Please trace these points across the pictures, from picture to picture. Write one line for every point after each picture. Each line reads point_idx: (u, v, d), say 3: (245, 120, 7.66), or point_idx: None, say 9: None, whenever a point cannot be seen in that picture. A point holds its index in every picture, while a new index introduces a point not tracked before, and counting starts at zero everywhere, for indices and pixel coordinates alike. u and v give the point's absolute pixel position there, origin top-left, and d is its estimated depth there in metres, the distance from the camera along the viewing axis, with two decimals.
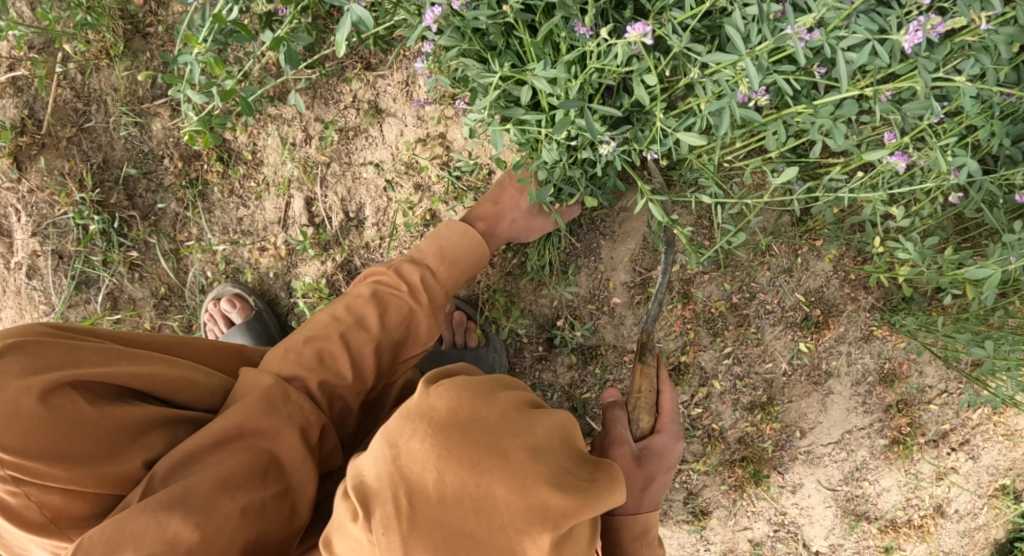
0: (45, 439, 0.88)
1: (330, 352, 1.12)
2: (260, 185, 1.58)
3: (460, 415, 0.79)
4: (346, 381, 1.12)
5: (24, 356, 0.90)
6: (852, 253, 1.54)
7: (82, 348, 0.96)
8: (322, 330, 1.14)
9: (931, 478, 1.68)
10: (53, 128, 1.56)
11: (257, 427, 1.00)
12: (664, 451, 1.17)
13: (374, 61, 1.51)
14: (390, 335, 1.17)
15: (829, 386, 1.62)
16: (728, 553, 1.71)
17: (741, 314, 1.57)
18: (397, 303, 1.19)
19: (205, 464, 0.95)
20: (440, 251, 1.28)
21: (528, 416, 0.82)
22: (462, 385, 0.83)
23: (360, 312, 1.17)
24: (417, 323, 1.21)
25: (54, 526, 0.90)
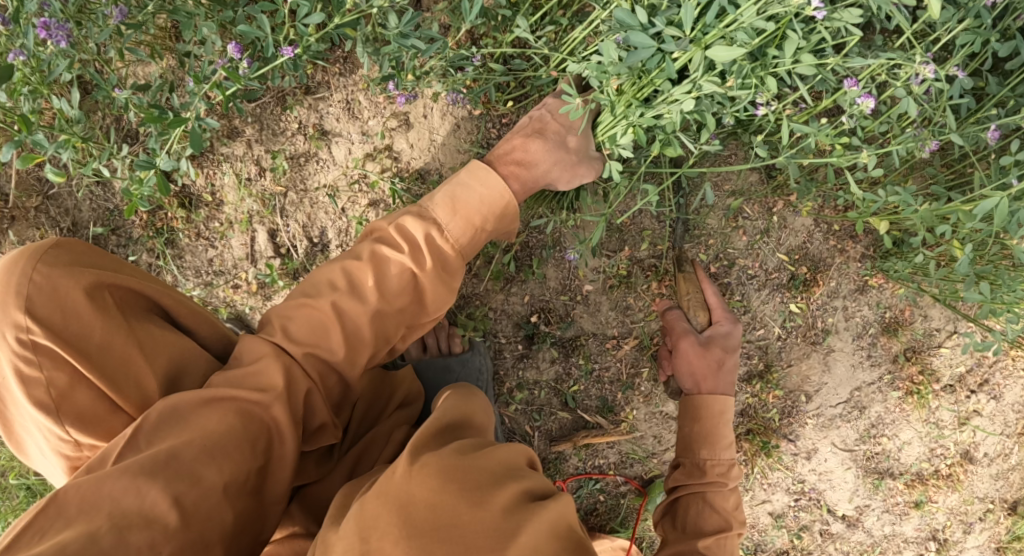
0: (72, 323, 0.94)
1: (323, 322, 1.08)
2: (223, 224, 1.59)
3: (438, 513, 0.75)
4: (337, 355, 1.08)
5: (67, 252, 0.99)
6: (830, 203, 1.47)
7: (116, 263, 1.05)
8: (319, 295, 1.10)
9: (952, 424, 1.61)
10: (20, 200, 1.59)
11: (245, 400, 0.98)
12: (729, 334, 1.35)
13: (313, 83, 1.54)
14: (390, 306, 1.11)
15: (828, 344, 1.55)
16: (749, 530, 1.65)
17: (723, 283, 1.51)
18: (396, 265, 1.12)
19: (192, 422, 0.94)
20: (456, 203, 1.18)
21: (519, 518, 0.77)
22: (449, 477, 0.78)
23: (355, 280, 1.10)
24: (420, 292, 1.13)
25: (52, 407, 0.93)
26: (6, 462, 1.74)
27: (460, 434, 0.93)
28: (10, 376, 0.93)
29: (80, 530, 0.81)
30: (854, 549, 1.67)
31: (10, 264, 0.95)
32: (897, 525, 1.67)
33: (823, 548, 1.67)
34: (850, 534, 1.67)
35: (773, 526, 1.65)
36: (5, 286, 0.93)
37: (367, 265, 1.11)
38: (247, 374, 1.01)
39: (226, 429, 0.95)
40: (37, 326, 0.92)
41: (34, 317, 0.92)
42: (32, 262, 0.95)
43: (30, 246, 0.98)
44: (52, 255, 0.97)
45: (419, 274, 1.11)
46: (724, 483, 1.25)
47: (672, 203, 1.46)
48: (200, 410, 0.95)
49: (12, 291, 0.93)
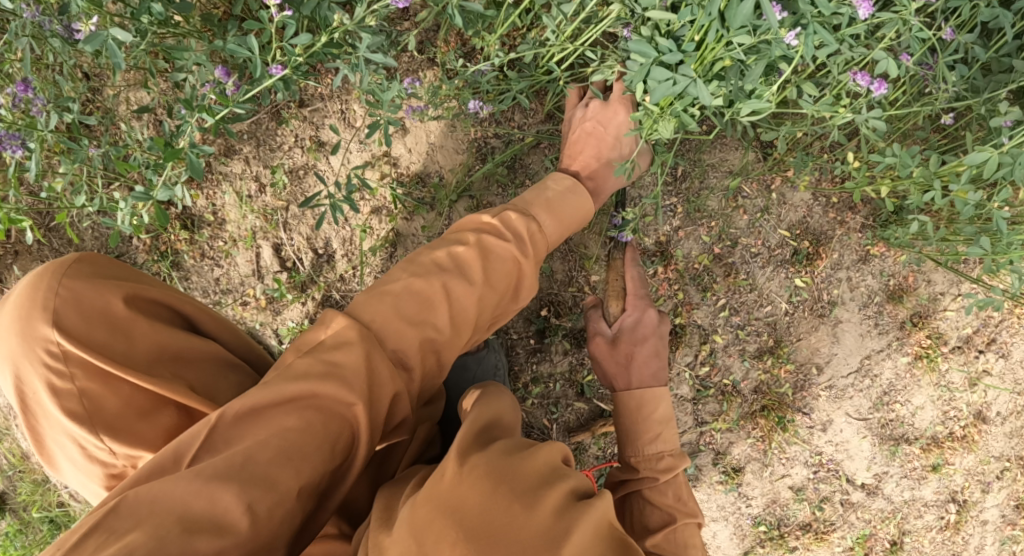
0: (99, 330, 0.97)
1: (433, 299, 1.03)
2: (227, 242, 1.60)
3: (492, 515, 0.77)
4: (443, 335, 1.03)
5: (92, 266, 1.03)
6: (827, 175, 1.48)
7: (139, 278, 1.09)
8: (428, 273, 1.06)
9: (963, 385, 1.63)
10: (22, 235, 1.59)
11: (326, 396, 0.91)
12: (639, 323, 1.31)
13: (307, 96, 1.56)
14: (494, 290, 1.09)
15: (835, 315, 1.57)
16: (771, 506, 1.66)
17: (728, 264, 1.52)
18: (501, 250, 1.11)
19: (268, 421, 0.88)
20: (548, 205, 1.24)
21: (570, 520, 0.78)
22: (499, 481, 0.80)
23: (464, 261, 1.08)
24: (519, 278, 1.12)
25: (85, 416, 0.95)
26: (26, 496, 1.74)
27: (498, 432, 0.94)
28: (41, 389, 0.95)
29: (150, 529, 0.78)
30: (876, 516, 1.69)
31: (37, 280, 0.99)
32: (916, 489, 1.68)
33: (845, 519, 1.68)
34: (871, 502, 1.68)
35: (794, 500, 1.66)
36: (35, 299, 0.97)
37: (475, 248, 1.09)
38: (333, 370, 0.93)
39: (305, 431, 0.89)
40: (66, 334, 0.95)
41: (61, 327, 0.95)
42: (57, 276, 0.99)
43: (53, 263, 1.02)
44: (76, 269, 1.01)
45: (523, 261, 1.12)
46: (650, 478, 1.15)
47: (671, 188, 1.48)
48: (278, 410, 0.89)
49: (42, 304, 0.97)
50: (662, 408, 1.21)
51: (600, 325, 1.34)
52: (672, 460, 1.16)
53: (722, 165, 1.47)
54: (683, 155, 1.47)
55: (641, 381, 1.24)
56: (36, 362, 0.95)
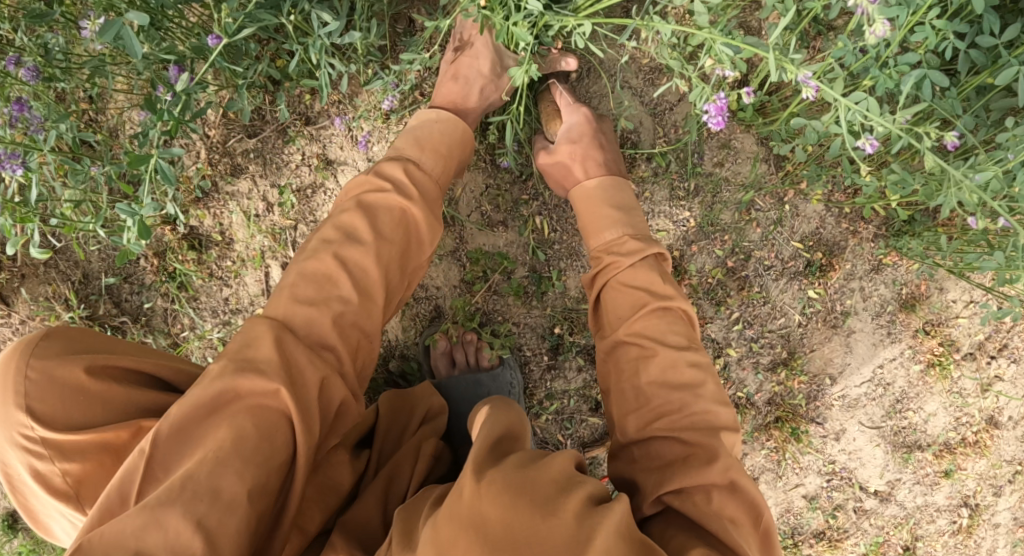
0: (73, 410, 1.00)
1: (329, 273, 1.10)
2: (236, 262, 1.59)
3: (515, 530, 0.78)
4: (352, 304, 1.09)
5: (60, 340, 1.05)
6: (840, 188, 1.47)
7: (114, 343, 1.10)
8: (316, 252, 1.12)
9: (975, 392, 1.63)
10: (28, 258, 1.57)
11: (249, 388, 0.96)
12: (576, 123, 1.33)
13: (313, 113, 1.55)
14: (389, 241, 1.15)
15: (848, 326, 1.56)
16: (785, 514, 1.67)
17: (741, 277, 1.51)
18: (385, 205, 1.16)
19: (203, 437, 0.93)
20: (424, 144, 1.26)
21: (591, 524, 0.79)
22: (517, 493, 0.80)
23: (347, 229, 1.13)
24: (413, 224, 1.18)
25: (73, 494, 0.99)
26: None
27: (507, 437, 0.95)
28: (24, 471, 1.00)
29: None
30: (889, 523, 1.70)
31: (7, 362, 1.01)
32: (928, 495, 1.69)
33: (858, 525, 1.69)
34: (884, 509, 1.69)
35: (808, 509, 1.67)
36: (5, 384, 0.99)
37: (359, 212, 1.15)
38: (248, 365, 0.98)
39: (237, 430, 0.94)
40: (39, 419, 0.98)
41: (36, 410, 0.98)
42: (26, 356, 1.01)
43: (22, 340, 1.03)
44: (44, 346, 1.02)
45: (406, 205, 1.17)
46: (620, 260, 1.17)
47: (684, 201, 1.47)
48: (208, 417, 0.94)
49: (12, 388, 0.99)
50: (621, 196, 1.25)
51: (542, 140, 1.37)
52: (642, 243, 1.18)
53: (735, 177, 1.46)
54: (697, 169, 1.45)
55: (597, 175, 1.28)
56: (17, 447, 0.99)
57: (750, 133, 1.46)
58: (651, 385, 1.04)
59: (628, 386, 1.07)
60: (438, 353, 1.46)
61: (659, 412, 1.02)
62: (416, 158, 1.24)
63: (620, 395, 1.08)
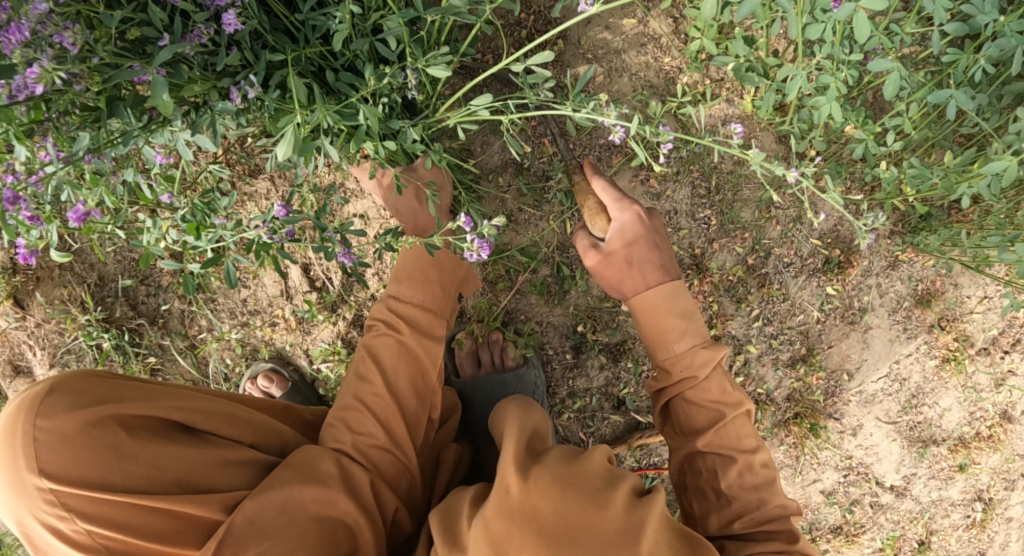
0: (89, 468, 0.98)
1: (353, 415, 1.19)
2: (254, 263, 1.57)
3: (570, 520, 0.84)
4: (377, 436, 1.18)
5: (69, 393, 1.00)
6: (858, 185, 1.49)
7: (125, 388, 1.06)
8: (342, 399, 1.22)
9: (989, 387, 1.64)
10: (43, 261, 1.55)
11: (313, 500, 1.08)
12: (626, 226, 1.21)
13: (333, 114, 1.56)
14: (397, 376, 1.22)
15: (866, 322, 1.57)
16: (802, 509, 1.69)
17: (761, 274, 1.52)
18: (386, 343, 1.24)
19: (271, 532, 1.03)
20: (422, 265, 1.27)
21: (639, 516, 0.86)
22: (565, 485, 0.88)
23: (360, 371, 1.23)
24: (414, 354, 1.24)
25: (103, 548, 0.99)
26: None
27: (536, 442, 1.02)
28: (44, 530, 0.99)
29: None
30: (904, 518, 1.71)
31: (13, 420, 0.97)
32: (943, 489, 1.70)
33: (874, 520, 1.71)
34: (900, 503, 1.70)
35: (825, 504, 1.69)
36: (15, 448, 0.96)
37: (366, 355, 1.24)
38: (307, 480, 1.09)
39: (308, 532, 1.05)
40: (56, 483, 0.96)
41: (51, 474, 0.96)
42: (31, 417, 0.97)
43: (27, 394, 0.99)
44: (50, 403, 0.98)
45: (401, 337, 1.24)
46: (694, 375, 1.17)
47: (705, 199, 1.47)
48: (278, 518, 1.05)
49: (23, 453, 0.96)
50: (683, 302, 1.20)
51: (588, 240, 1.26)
52: (712, 352, 1.17)
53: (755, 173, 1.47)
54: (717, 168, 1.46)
55: (663, 285, 1.19)
56: (35, 509, 0.97)
57: (770, 131, 1.46)
58: (728, 488, 1.14)
59: (709, 487, 1.16)
60: (463, 352, 1.47)
61: (739, 512, 1.12)
62: (400, 290, 1.27)
63: (702, 495, 1.17)
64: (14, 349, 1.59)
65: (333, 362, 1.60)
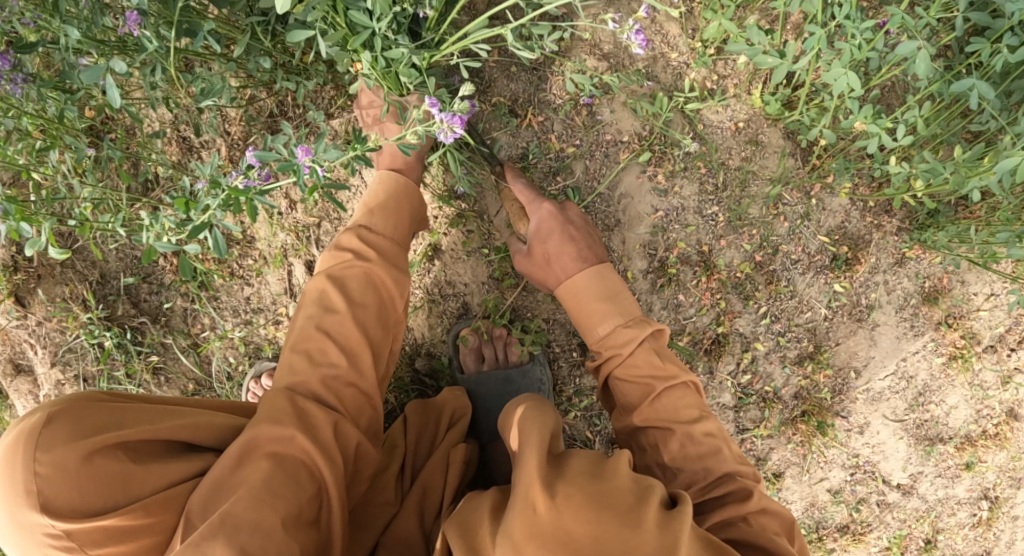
0: (95, 496, 0.96)
1: (316, 344, 1.19)
2: (258, 261, 1.56)
3: (604, 544, 0.84)
4: (340, 365, 1.18)
5: (67, 422, 0.97)
6: (866, 181, 1.48)
7: (124, 411, 1.04)
8: (302, 330, 1.21)
9: (996, 384, 1.63)
10: (44, 258, 1.54)
11: (270, 440, 1.07)
12: (541, 219, 1.28)
13: (337, 110, 1.54)
14: (361, 302, 1.23)
15: (873, 319, 1.57)
16: (809, 508, 1.68)
17: (769, 271, 1.51)
18: (350, 269, 1.25)
19: (234, 483, 1.03)
20: (380, 205, 1.31)
21: (673, 531, 0.86)
22: (597, 505, 0.87)
23: (321, 300, 1.23)
24: (378, 282, 1.26)
25: None
26: None
27: (555, 449, 1.00)
28: None
29: None
30: (911, 516, 1.71)
31: (10, 455, 0.94)
32: (949, 488, 1.70)
33: (881, 519, 1.70)
34: (906, 502, 1.70)
35: (832, 503, 1.68)
36: (13, 483, 0.93)
37: (328, 284, 1.23)
38: (264, 419, 1.09)
39: (267, 477, 1.03)
40: (60, 516, 0.94)
41: (57, 508, 0.93)
42: (31, 449, 0.94)
43: (24, 426, 0.96)
44: (50, 433, 0.95)
45: (368, 266, 1.25)
46: (618, 354, 1.15)
47: (713, 195, 1.47)
48: (237, 471, 1.04)
49: (22, 488, 0.93)
50: (605, 284, 1.21)
51: (516, 242, 1.33)
52: (635, 329, 1.15)
53: (763, 169, 1.46)
54: (725, 163, 1.46)
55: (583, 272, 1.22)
56: (38, 544, 0.95)
57: (778, 127, 1.45)
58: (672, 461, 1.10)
59: (654, 462, 1.12)
60: (468, 349, 1.46)
61: (688, 482, 1.08)
62: (368, 223, 1.29)
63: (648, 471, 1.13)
64: (15, 348, 1.57)
65: None
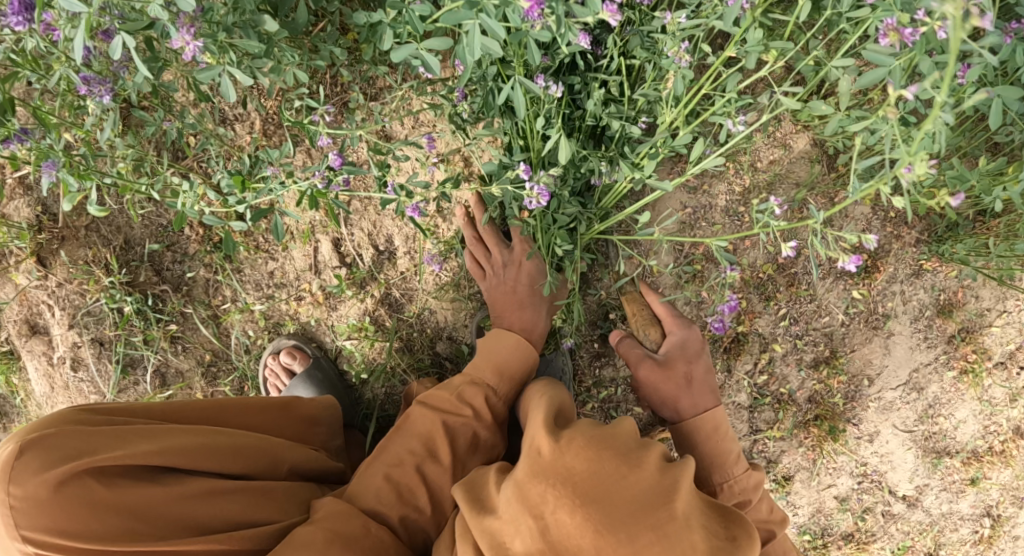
0: (67, 524, 0.94)
1: (410, 485, 1.14)
2: (284, 235, 1.55)
3: (605, 479, 0.84)
4: (423, 516, 1.14)
5: (41, 451, 0.96)
6: (889, 190, 1.51)
7: (100, 434, 1.01)
8: (401, 462, 1.16)
9: (1005, 401, 1.65)
10: (70, 220, 1.54)
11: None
12: (684, 342, 1.34)
13: (373, 90, 1.55)
14: (461, 466, 1.19)
15: (889, 328, 1.59)
16: (816, 514, 1.69)
17: (791, 274, 1.53)
18: (464, 428, 1.21)
19: None
20: (497, 366, 1.29)
21: (672, 476, 0.87)
22: (600, 445, 0.87)
23: (431, 444, 1.18)
24: (480, 452, 1.23)
25: None
26: None
27: (569, 422, 1.01)
28: None
29: None
30: (914, 528, 1.72)
31: None
32: (953, 503, 1.71)
33: (885, 530, 1.71)
34: (911, 514, 1.71)
35: (838, 510, 1.69)
36: None
37: (441, 432, 1.19)
38: (348, 541, 1.03)
39: None
40: (38, 543, 0.94)
41: (35, 539, 0.94)
42: (5, 481, 0.94)
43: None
44: (22, 466, 0.94)
45: (479, 431, 1.22)
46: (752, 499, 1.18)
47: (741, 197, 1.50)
48: None
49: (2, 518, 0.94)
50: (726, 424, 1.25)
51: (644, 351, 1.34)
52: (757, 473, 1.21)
53: (790, 174, 1.49)
54: (754, 166, 1.49)
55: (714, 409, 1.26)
56: None
57: (809, 133, 1.48)
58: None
59: None
60: None
61: None
62: (491, 385, 1.27)
63: None
64: (33, 308, 1.58)
65: (357, 339, 1.57)
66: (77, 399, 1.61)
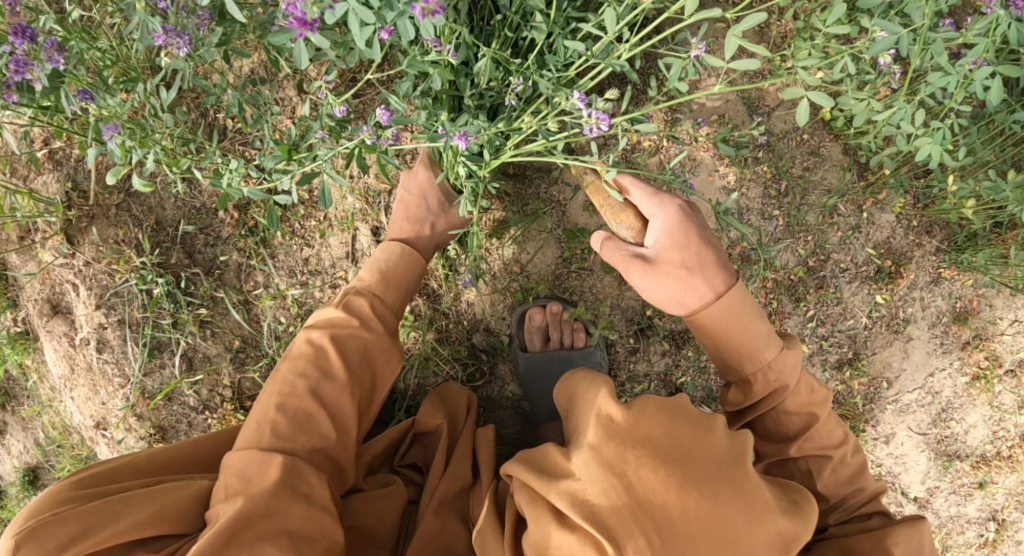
0: None
1: (307, 411, 1.09)
2: (323, 223, 1.55)
3: (680, 441, 0.90)
4: (329, 438, 1.09)
5: (38, 542, 0.92)
6: (916, 199, 1.56)
7: (90, 512, 0.95)
8: (292, 386, 1.10)
9: (1013, 407, 1.70)
10: (100, 198, 1.51)
11: (261, 506, 0.97)
12: (670, 222, 1.11)
13: None
14: (358, 377, 1.15)
15: (908, 332, 1.64)
16: None
17: (819, 277, 1.59)
18: (354, 338, 1.16)
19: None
20: (381, 277, 1.28)
21: (738, 440, 0.94)
22: (672, 411, 0.93)
23: (320, 360, 1.13)
24: (375, 357, 1.18)
25: None
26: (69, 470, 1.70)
27: None
28: None
29: None
30: None
31: None
32: (961, 506, 1.77)
33: None
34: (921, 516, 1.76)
35: None
36: None
37: (330, 345, 1.14)
38: (265, 490, 0.99)
39: None
40: None
41: None
42: None
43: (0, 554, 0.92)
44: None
45: (370, 338, 1.18)
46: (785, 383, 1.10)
47: (775, 201, 1.55)
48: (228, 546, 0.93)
49: None
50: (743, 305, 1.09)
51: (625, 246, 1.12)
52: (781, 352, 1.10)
53: (822, 180, 1.55)
54: (788, 170, 1.54)
55: (727, 292, 1.08)
56: None
57: (840, 141, 1.54)
58: (827, 487, 1.12)
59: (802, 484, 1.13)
60: (534, 327, 1.47)
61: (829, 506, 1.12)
62: (376, 294, 1.25)
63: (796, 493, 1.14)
64: (57, 287, 1.55)
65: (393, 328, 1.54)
66: (100, 382, 1.58)
